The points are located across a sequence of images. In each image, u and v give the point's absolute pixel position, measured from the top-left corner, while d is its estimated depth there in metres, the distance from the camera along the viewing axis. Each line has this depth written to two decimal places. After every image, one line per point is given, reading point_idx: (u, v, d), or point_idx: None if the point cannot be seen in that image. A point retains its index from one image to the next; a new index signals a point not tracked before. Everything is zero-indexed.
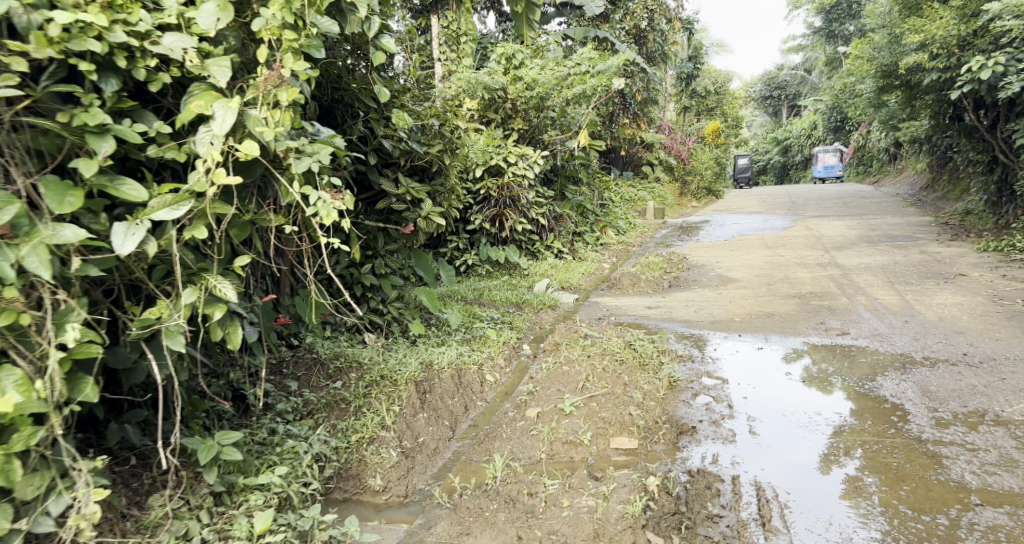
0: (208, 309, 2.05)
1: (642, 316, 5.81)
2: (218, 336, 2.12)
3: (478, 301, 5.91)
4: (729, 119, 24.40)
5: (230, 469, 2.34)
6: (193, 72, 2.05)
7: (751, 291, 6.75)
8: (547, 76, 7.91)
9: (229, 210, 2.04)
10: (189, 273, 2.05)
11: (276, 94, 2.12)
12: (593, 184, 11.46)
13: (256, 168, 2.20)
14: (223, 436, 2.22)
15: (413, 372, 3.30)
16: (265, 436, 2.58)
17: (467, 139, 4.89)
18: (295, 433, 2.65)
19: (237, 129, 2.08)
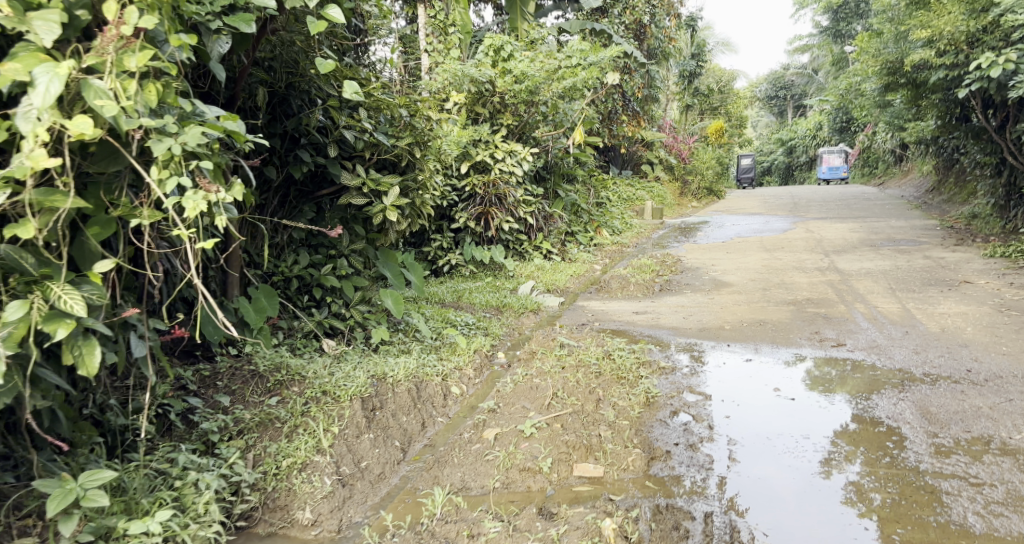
0: (50, 327, 1.82)
1: (628, 322, 5.52)
2: (67, 359, 1.88)
3: (457, 304, 5.63)
4: (733, 119, 24.07)
5: (111, 512, 2.06)
6: (8, 26, 1.72)
7: (745, 296, 6.44)
8: (537, 69, 7.61)
9: (65, 202, 1.80)
10: (30, 282, 1.83)
11: (121, 59, 1.82)
12: (588, 182, 11.18)
13: (121, 159, 1.96)
14: (90, 477, 1.92)
15: (361, 387, 3.00)
16: (163, 467, 2.29)
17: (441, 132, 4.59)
18: (202, 463, 2.35)
19: (71, 102, 1.79)
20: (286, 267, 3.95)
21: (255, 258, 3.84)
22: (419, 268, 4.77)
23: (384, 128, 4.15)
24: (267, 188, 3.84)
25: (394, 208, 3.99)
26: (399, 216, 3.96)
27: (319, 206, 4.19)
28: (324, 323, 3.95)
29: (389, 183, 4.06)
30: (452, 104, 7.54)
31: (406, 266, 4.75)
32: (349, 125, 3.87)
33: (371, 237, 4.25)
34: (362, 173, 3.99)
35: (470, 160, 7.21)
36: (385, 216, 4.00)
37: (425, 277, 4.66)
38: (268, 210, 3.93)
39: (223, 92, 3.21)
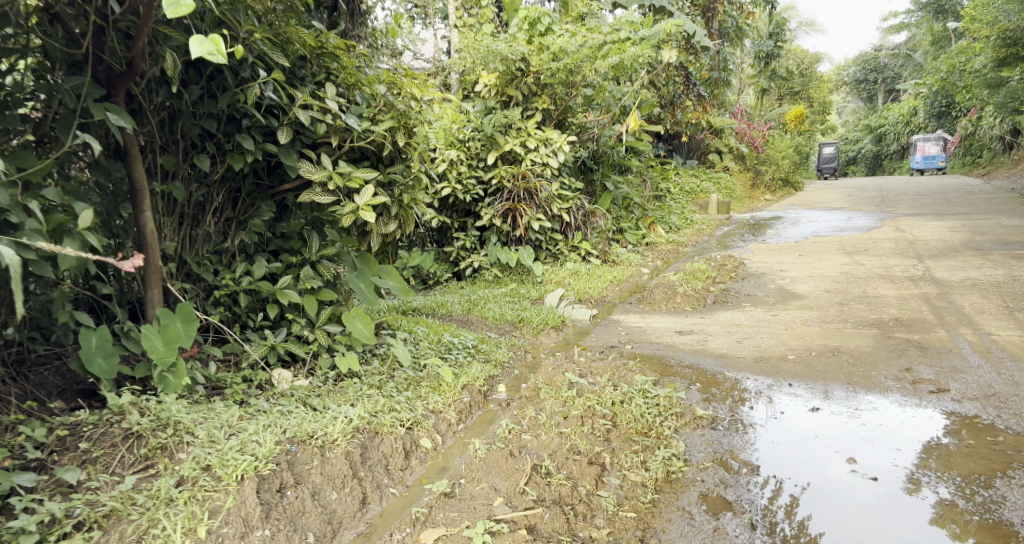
0: None
1: (667, 346, 4.67)
2: None
3: (465, 320, 4.86)
4: (815, 104, 22.26)
5: None
6: None
7: (816, 314, 5.40)
8: (578, 45, 6.69)
9: None
10: None
11: None
12: (642, 173, 10.19)
13: None
14: None
15: (262, 458, 2.27)
16: None
17: (439, 115, 3.77)
18: None
19: None
20: (232, 279, 3.13)
21: (193, 269, 3.03)
22: (401, 274, 3.86)
23: (359, 109, 3.36)
24: (207, 182, 3.05)
25: (367, 206, 3.26)
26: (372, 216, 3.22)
27: (281, 205, 3.43)
28: (279, 348, 3.17)
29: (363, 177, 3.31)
30: (483, 87, 6.75)
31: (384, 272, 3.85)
32: (311, 107, 3.09)
33: (345, 240, 3.49)
34: (328, 165, 3.20)
35: (498, 149, 6.54)
36: (355, 215, 3.26)
37: (404, 287, 3.77)
38: (213, 211, 3.14)
39: (122, 60, 2.46)
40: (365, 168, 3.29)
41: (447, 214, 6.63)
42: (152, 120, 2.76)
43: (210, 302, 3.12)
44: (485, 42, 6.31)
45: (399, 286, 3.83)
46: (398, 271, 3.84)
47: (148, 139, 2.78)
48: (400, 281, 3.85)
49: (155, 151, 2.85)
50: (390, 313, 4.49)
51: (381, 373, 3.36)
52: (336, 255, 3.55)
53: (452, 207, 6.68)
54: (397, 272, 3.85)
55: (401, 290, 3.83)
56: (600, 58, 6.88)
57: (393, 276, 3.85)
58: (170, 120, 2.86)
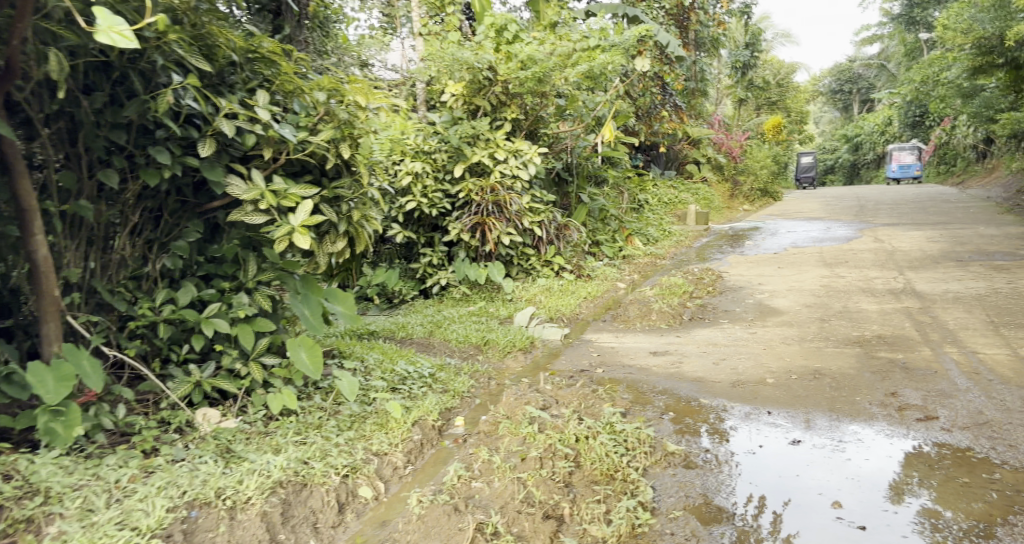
0: None
1: (640, 368, 4.41)
2: None
3: (427, 344, 4.55)
4: (793, 114, 22.31)
5: None
6: None
7: (795, 332, 5.17)
8: (547, 52, 6.45)
9: None
10: None
11: None
12: (618, 185, 9.98)
13: None
14: None
15: (145, 533, 2.02)
16: None
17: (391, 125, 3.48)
18: None
19: None
20: (151, 308, 2.80)
21: (104, 298, 2.70)
22: (348, 300, 3.60)
23: (296, 119, 3.07)
24: (118, 200, 2.74)
25: (303, 228, 2.94)
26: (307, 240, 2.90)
27: (212, 224, 3.12)
28: (204, 385, 2.84)
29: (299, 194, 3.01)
30: (449, 97, 6.49)
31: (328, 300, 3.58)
32: (238, 117, 2.80)
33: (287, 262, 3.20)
34: (260, 181, 2.89)
35: (465, 161, 6.27)
36: (290, 237, 2.94)
37: (353, 313, 3.52)
38: (130, 232, 2.81)
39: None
40: (303, 184, 3.00)
41: (413, 229, 6.33)
42: (45, 131, 2.46)
43: (125, 335, 2.78)
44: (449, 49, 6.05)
45: (347, 313, 3.56)
46: (345, 297, 3.58)
47: (42, 154, 2.48)
48: (347, 307, 3.58)
49: (52, 165, 2.53)
50: (345, 339, 4.15)
51: (322, 411, 3.04)
52: (276, 279, 3.24)
53: (418, 222, 6.40)
54: (344, 297, 3.58)
55: (351, 317, 3.57)
56: (571, 66, 6.65)
57: (339, 304, 3.58)
58: (71, 129, 2.56)
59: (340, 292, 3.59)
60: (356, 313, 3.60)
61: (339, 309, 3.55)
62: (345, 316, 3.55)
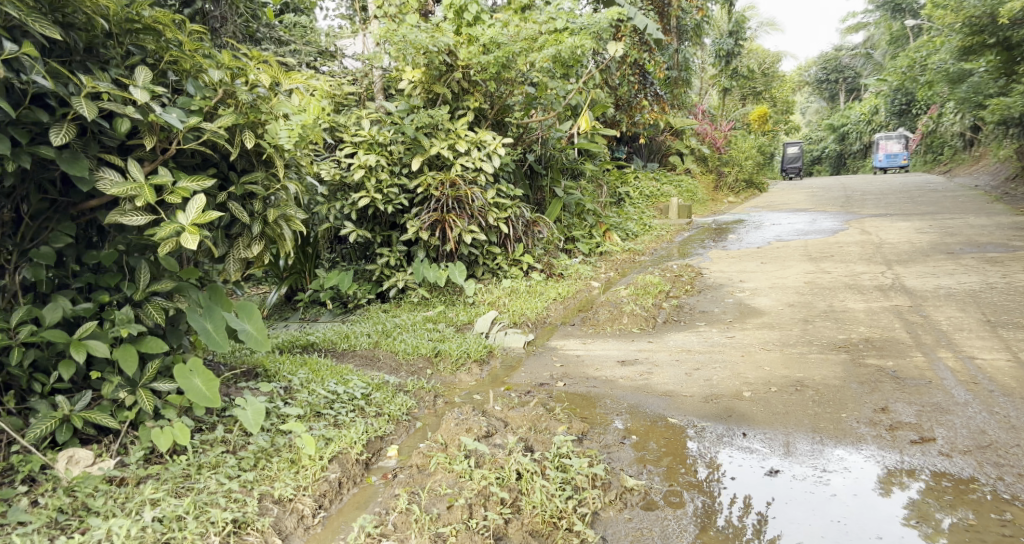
0: None
1: (607, 380, 4.01)
2: None
3: (372, 357, 4.11)
4: (778, 104, 22.01)
5: None
6: None
7: (776, 335, 4.78)
8: (511, 35, 6.00)
9: None
10: None
11: None
12: (595, 178, 9.56)
13: None
14: None
15: None
16: None
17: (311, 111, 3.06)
18: None
19: None
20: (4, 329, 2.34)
21: None
22: (256, 319, 3.18)
23: (187, 101, 2.61)
24: None
25: (192, 226, 2.52)
26: (196, 239, 2.50)
27: (95, 228, 2.68)
28: (74, 421, 2.36)
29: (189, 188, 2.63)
30: (406, 84, 6.06)
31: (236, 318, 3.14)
32: (103, 98, 2.34)
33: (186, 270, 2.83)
34: (139, 175, 2.44)
35: (423, 153, 5.83)
36: (177, 237, 2.53)
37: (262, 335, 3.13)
38: None
39: None
40: (193, 177, 2.61)
41: (368, 227, 5.89)
42: None
43: None
44: (404, 32, 5.60)
45: (254, 333, 3.13)
46: (254, 313, 3.16)
47: None
48: (256, 327, 3.16)
49: None
50: (274, 356, 3.69)
51: (223, 445, 2.59)
52: (174, 290, 2.81)
53: (373, 219, 5.95)
54: (254, 315, 3.17)
55: (258, 339, 3.14)
56: (537, 50, 6.22)
57: (246, 322, 3.15)
58: None
59: (250, 308, 3.17)
60: (264, 335, 3.17)
61: (246, 327, 3.13)
62: (251, 337, 3.12)
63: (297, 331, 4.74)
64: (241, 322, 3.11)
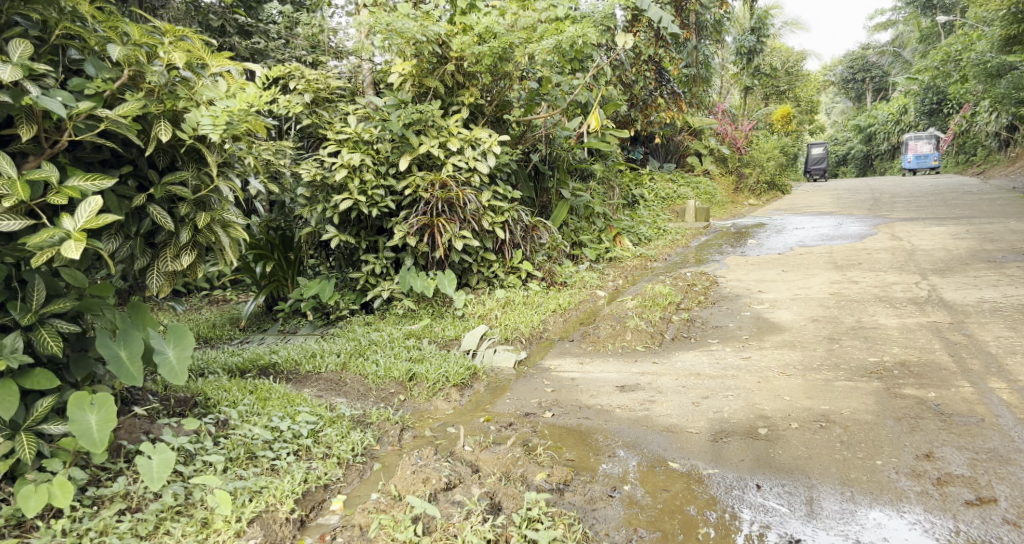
0: None
1: (603, 409, 3.52)
2: None
3: (338, 382, 3.64)
4: (802, 103, 21.26)
5: None
6: None
7: (798, 356, 4.24)
8: (509, 23, 5.53)
9: None
10: None
11: None
12: (605, 180, 9.04)
13: None
14: None
15: None
16: None
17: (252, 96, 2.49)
18: None
19: None
20: None
21: None
22: (185, 345, 2.70)
23: (81, 83, 2.16)
24: None
25: (78, 232, 2.10)
26: (79, 247, 2.07)
27: None
28: None
29: (81, 187, 2.20)
30: (395, 78, 5.62)
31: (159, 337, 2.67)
32: None
33: (96, 286, 2.45)
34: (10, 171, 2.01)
35: (411, 152, 5.38)
36: (57, 245, 2.10)
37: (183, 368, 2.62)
38: None
39: None
40: (87, 174, 2.19)
41: (352, 233, 5.46)
42: None
43: None
44: (389, 19, 5.15)
45: (176, 362, 2.64)
46: (182, 338, 2.68)
47: None
48: (181, 355, 2.67)
49: None
50: (220, 382, 3.25)
51: (121, 502, 2.14)
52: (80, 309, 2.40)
53: (358, 224, 5.51)
54: (183, 340, 2.69)
55: (175, 372, 2.62)
56: (537, 41, 5.73)
57: (170, 347, 2.67)
58: None
59: (181, 331, 2.70)
60: (184, 369, 2.65)
61: (168, 353, 2.65)
62: (168, 367, 2.61)
63: (265, 348, 4.31)
64: (163, 346, 2.64)
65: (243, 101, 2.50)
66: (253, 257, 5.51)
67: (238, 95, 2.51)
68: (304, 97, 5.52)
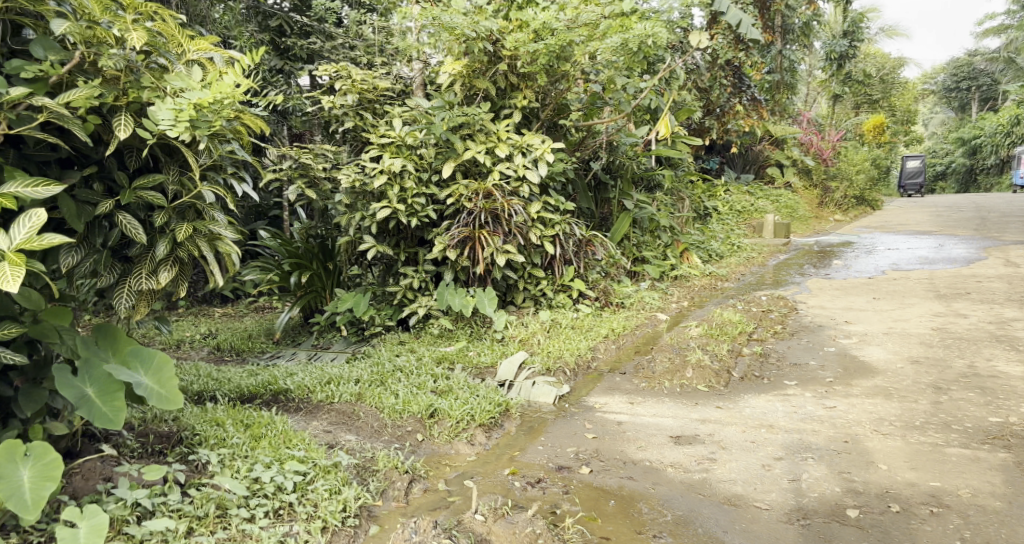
0: None
1: (652, 467, 2.95)
2: None
3: (350, 416, 3.23)
4: (897, 113, 19.68)
5: None
6: None
7: (897, 410, 3.52)
8: (569, 19, 5.02)
9: None
10: None
11: None
12: (674, 191, 8.38)
13: None
14: None
15: None
16: None
17: (226, 82, 2.02)
18: None
19: None
20: None
21: None
22: (159, 365, 2.26)
23: (19, 65, 1.79)
24: None
25: (14, 253, 1.75)
26: (16, 274, 1.71)
27: None
28: None
29: (19, 194, 1.83)
30: (445, 78, 5.22)
31: (132, 363, 2.25)
32: None
33: (55, 309, 2.09)
34: None
35: (456, 158, 4.96)
36: None
37: (165, 391, 2.21)
38: None
39: None
40: (26, 181, 1.82)
41: (391, 243, 5.09)
42: None
43: None
44: (438, 14, 4.75)
45: (157, 385, 2.23)
46: (154, 361, 2.25)
47: None
48: (160, 375, 2.25)
49: None
50: (213, 413, 2.88)
51: None
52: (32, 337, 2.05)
53: (398, 234, 5.14)
54: (157, 361, 2.26)
55: (162, 397, 2.22)
56: (599, 38, 5.20)
57: (142, 372, 2.24)
58: None
59: (149, 353, 2.27)
60: (172, 388, 2.25)
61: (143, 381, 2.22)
62: (151, 394, 2.20)
63: (283, 369, 3.97)
64: (133, 374, 2.21)
65: (216, 90, 2.03)
66: (289, 266, 5.22)
67: (211, 82, 2.06)
68: (348, 98, 5.21)
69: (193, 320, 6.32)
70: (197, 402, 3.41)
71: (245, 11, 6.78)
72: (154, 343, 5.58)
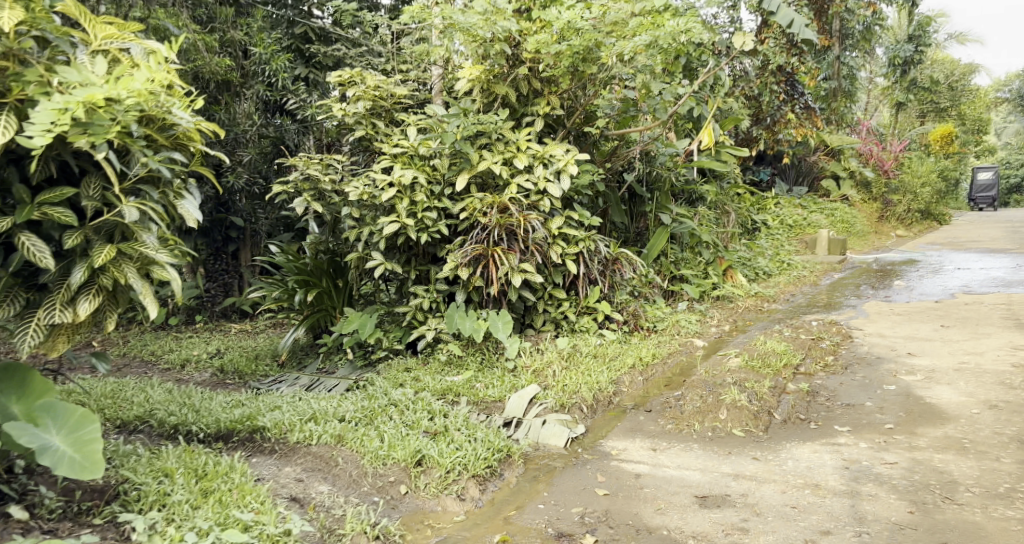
0: None
1: (669, 538, 2.47)
2: None
3: (327, 462, 2.85)
4: (967, 122, 18.38)
5: None
6: None
7: (974, 471, 2.93)
8: (596, 17, 4.59)
9: None
10: None
11: None
12: (717, 205, 7.81)
13: None
14: None
15: None
16: None
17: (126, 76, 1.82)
18: None
19: None
20: None
21: None
22: (73, 421, 1.94)
23: None
24: None
25: None
26: None
27: None
28: None
29: None
30: (462, 84, 4.85)
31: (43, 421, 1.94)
32: None
33: None
34: None
35: (470, 168, 4.57)
36: None
37: (86, 455, 1.87)
38: None
39: None
40: None
41: (400, 260, 4.73)
42: None
43: None
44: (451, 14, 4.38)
45: (72, 449, 1.90)
46: (69, 417, 1.94)
47: None
48: (76, 437, 1.92)
49: None
50: (166, 458, 2.55)
51: None
52: None
53: (409, 251, 4.78)
54: (70, 416, 1.95)
55: (76, 464, 1.86)
56: (628, 38, 4.73)
57: (53, 432, 1.93)
58: None
59: (64, 409, 1.96)
60: (92, 455, 1.89)
61: (52, 443, 1.90)
62: (62, 461, 1.86)
63: (272, 400, 3.64)
64: (43, 435, 1.91)
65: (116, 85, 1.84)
66: (295, 284, 4.93)
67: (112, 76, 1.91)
68: (360, 106, 4.89)
69: (206, 337, 6.12)
70: (169, 439, 3.09)
71: (269, 19, 6.59)
72: (160, 361, 5.39)
